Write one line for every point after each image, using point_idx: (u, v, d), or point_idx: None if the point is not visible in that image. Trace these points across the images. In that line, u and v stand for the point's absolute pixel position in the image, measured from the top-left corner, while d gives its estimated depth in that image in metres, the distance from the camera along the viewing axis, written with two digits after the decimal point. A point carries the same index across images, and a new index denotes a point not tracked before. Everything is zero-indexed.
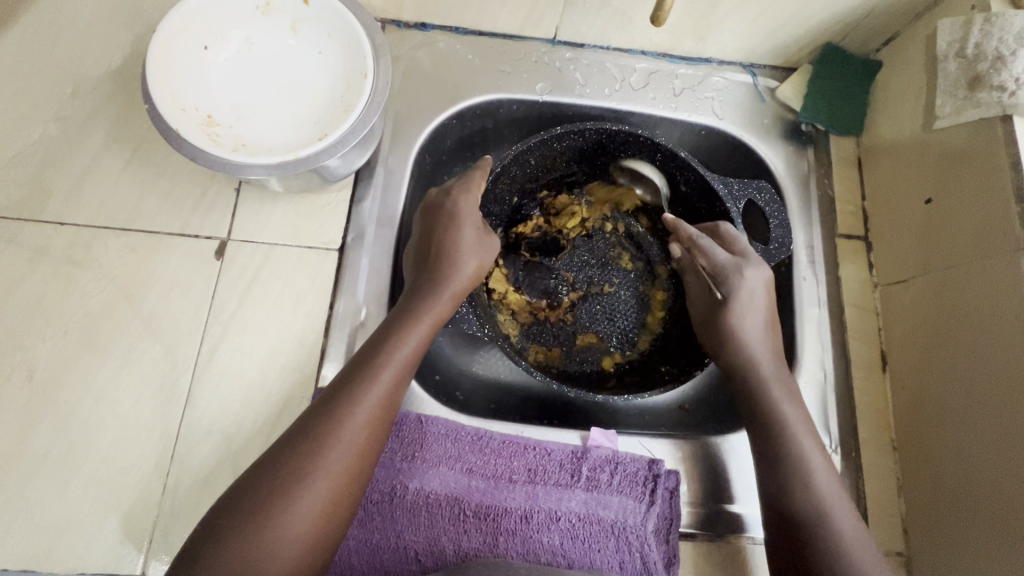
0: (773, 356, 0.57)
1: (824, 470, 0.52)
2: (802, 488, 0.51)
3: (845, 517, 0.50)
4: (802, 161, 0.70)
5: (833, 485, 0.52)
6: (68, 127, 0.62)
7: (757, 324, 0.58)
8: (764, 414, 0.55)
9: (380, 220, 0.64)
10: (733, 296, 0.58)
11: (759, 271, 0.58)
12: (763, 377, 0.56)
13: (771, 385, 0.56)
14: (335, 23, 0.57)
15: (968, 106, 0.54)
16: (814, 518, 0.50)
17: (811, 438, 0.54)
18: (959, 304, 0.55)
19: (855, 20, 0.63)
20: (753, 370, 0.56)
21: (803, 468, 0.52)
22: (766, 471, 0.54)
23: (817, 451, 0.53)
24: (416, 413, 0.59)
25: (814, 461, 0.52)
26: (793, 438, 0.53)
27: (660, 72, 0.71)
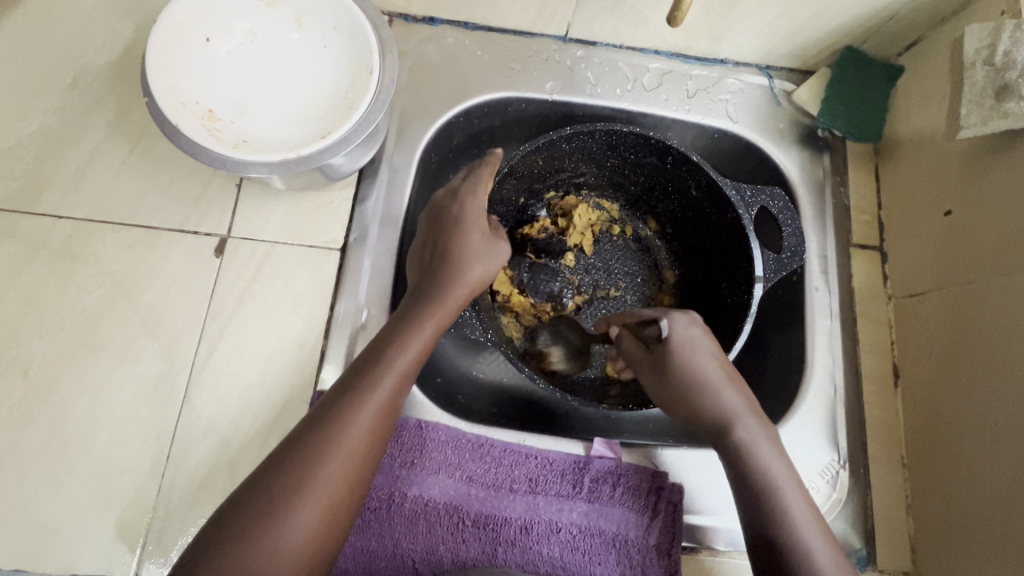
0: (750, 415, 0.52)
1: (822, 546, 0.45)
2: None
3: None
4: (817, 167, 0.68)
5: (838, 565, 0.44)
6: (67, 117, 0.61)
7: (721, 379, 0.53)
8: (747, 485, 0.49)
9: (383, 219, 0.62)
10: (680, 351, 0.54)
11: (698, 325, 0.55)
12: (740, 438, 0.50)
13: (753, 449, 0.50)
14: (341, 17, 0.55)
15: (994, 116, 0.51)
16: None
17: (803, 509, 0.47)
18: (977, 321, 0.53)
19: (878, 23, 0.61)
20: (728, 433, 0.51)
21: (800, 549, 0.45)
22: (761, 560, 0.46)
23: (813, 525, 0.46)
24: (416, 418, 0.57)
25: (811, 539, 0.45)
26: (782, 511, 0.46)
27: (674, 72, 0.69)
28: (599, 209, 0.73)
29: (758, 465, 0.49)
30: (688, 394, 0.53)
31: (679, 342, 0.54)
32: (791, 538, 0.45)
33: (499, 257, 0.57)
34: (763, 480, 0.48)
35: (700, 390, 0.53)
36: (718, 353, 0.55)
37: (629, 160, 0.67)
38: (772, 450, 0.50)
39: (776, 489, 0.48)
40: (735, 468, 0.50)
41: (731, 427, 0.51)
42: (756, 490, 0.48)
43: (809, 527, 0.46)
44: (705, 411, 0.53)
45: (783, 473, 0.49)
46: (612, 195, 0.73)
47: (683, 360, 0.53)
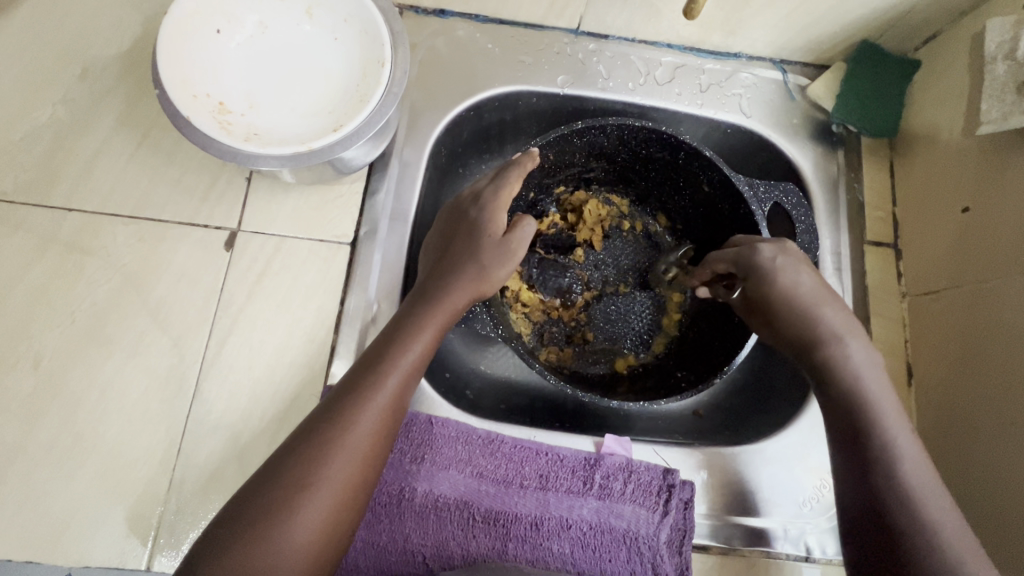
0: (848, 332, 0.49)
1: (917, 467, 0.43)
2: (893, 495, 0.42)
3: (949, 522, 0.41)
4: (831, 163, 0.67)
5: (933, 486, 0.43)
6: (76, 110, 0.61)
7: (816, 297, 0.50)
8: (840, 403, 0.47)
9: (393, 213, 0.62)
10: (776, 272, 0.51)
11: (794, 250, 0.52)
12: (834, 357, 0.48)
13: (849, 367, 0.48)
14: (352, 9, 0.55)
15: (1015, 111, 0.51)
16: (909, 530, 0.41)
17: (899, 427, 0.45)
18: (995, 319, 0.52)
19: (895, 17, 0.60)
20: (822, 350, 0.49)
21: (892, 468, 0.43)
22: (849, 474, 0.45)
23: (908, 445, 0.44)
24: (426, 413, 0.57)
25: (905, 459, 0.43)
26: (876, 432, 0.45)
27: (686, 67, 0.68)
28: (609, 204, 0.72)
29: (853, 386, 0.47)
30: (780, 312, 0.51)
31: (775, 265, 0.51)
32: (883, 458, 0.44)
33: (517, 252, 0.56)
34: (857, 399, 0.46)
35: (795, 308, 0.50)
36: (813, 274, 0.51)
37: (640, 156, 0.66)
38: (870, 368, 0.48)
39: (871, 408, 0.46)
40: (825, 386, 0.48)
41: (824, 345, 0.49)
42: (849, 408, 0.46)
43: (905, 446, 0.44)
44: (797, 329, 0.50)
45: (881, 392, 0.47)
46: (622, 190, 0.72)
47: (776, 282, 0.51)
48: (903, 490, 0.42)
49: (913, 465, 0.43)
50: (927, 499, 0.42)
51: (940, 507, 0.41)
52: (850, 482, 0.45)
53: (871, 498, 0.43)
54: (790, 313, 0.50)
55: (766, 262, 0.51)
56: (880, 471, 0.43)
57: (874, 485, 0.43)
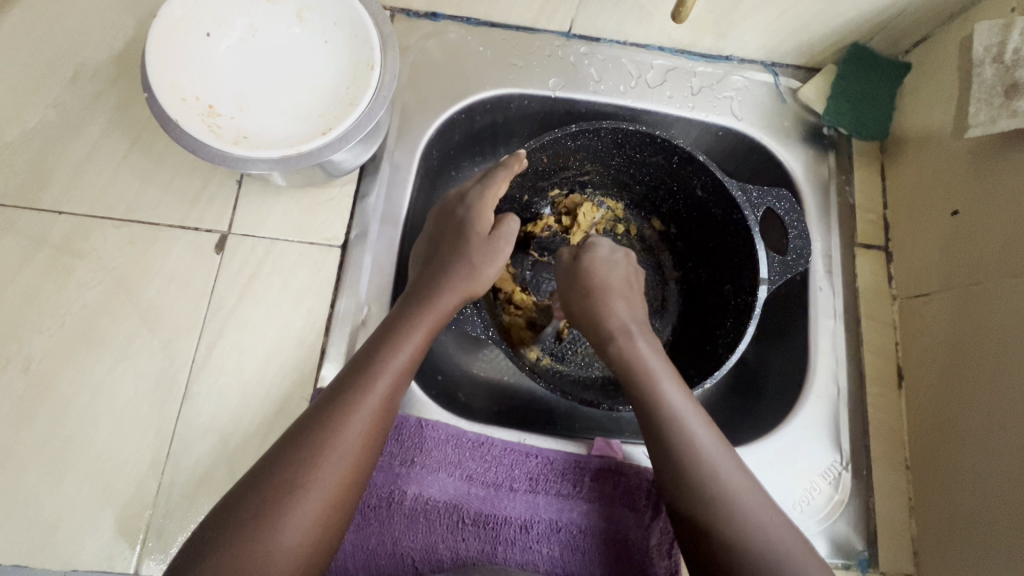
0: (633, 324, 0.53)
1: (704, 433, 0.46)
2: (687, 469, 0.44)
3: (739, 482, 0.44)
4: (822, 166, 0.67)
5: (720, 449, 0.45)
6: (68, 113, 0.61)
7: (607, 280, 0.56)
8: (632, 391, 0.49)
9: (384, 216, 0.62)
10: (584, 264, 0.57)
11: (600, 243, 0.59)
12: (623, 346, 0.51)
13: (638, 354, 0.51)
14: (342, 12, 0.55)
15: (1004, 115, 0.50)
16: (707, 500, 0.43)
17: (682, 399, 0.48)
18: (984, 323, 0.52)
19: (886, 20, 0.60)
20: (616, 342, 0.52)
21: (685, 443, 0.45)
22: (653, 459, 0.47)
23: (693, 415, 0.47)
24: (416, 416, 0.57)
25: (694, 430, 0.46)
26: (666, 410, 0.47)
27: (678, 69, 0.68)
28: (604, 208, 0.72)
29: (638, 361, 0.50)
30: (583, 307, 0.55)
31: (585, 259, 0.58)
32: (677, 433, 0.46)
33: (505, 249, 0.57)
34: (646, 383, 0.48)
35: (589, 291, 0.55)
36: (612, 267, 0.57)
37: (634, 159, 0.66)
38: (654, 352, 0.51)
39: (654, 386, 0.48)
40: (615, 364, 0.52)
41: (615, 336, 0.52)
42: (639, 395, 0.48)
43: (688, 413, 0.47)
44: (591, 319, 0.54)
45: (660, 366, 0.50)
46: (617, 194, 0.72)
47: (582, 275, 0.56)
48: (694, 461, 0.44)
49: (692, 422, 0.46)
50: (718, 464, 0.44)
51: (728, 468, 0.44)
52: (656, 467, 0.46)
53: (671, 477, 0.45)
54: (586, 298, 0.55)
55: (572, 260, 0.58)
56: (675, 447, 0.45)
57: (668, 461, 0.45)
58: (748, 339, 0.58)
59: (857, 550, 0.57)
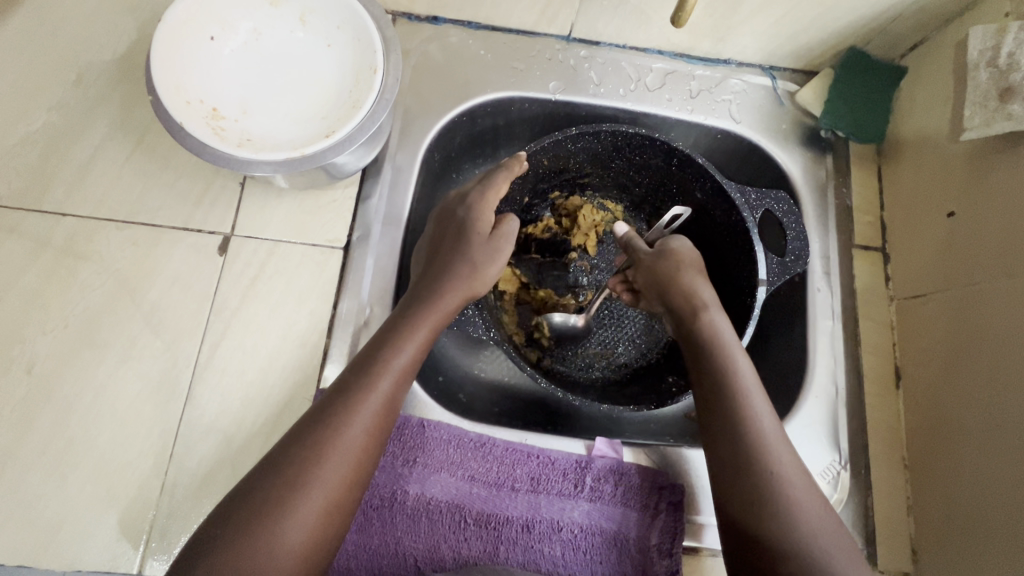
0: (718, 305, 0.54)
1: (773, 426, 0.47)
2: (755, 452, 0.45)
3: (799, 482, 0.45)
4: (819, 168, 0.68)
5: (786, 445, 0.46)
6: (71, 115, 0.61)
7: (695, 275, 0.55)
8: (713, 367, 0.50)
9: (386, 218, 0.62)
10: (667, 251, 0.57)
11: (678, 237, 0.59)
12: (711, 323, 0.52)
13: (722, 335, 0.51)
14: (345, 16, 0.55)
15: (999, 118, 0.51)
16: (767, 485, 0.44)
17: (758, 389, 0.49)
18: (980, 323, 0.53)
19: (882, 24, 0.61)
20: (702, 316, 0.52)
21: (753, 429, 0.46)
22: (713, 435, 0.48)
23: (764, 405, 0.48)
24: (418, 417, 0.57)
25: (765, 421, 0.47)
26: (743, 395, 0.48)
27: (677, 72, 0.69)
28: (605, 210, 0.73)
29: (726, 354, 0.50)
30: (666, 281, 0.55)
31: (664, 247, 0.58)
32: (747, 419, 0.47)
33: (504, 249, 0.58)
34: (726, 363, 0.49)
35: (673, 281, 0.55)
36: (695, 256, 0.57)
37: (634, 162, 0.67)
38: (735, 337, 0.52)
39: (737, 383, 0.49)
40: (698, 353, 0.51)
41: (704, 311, 0.53)
42: (718, 372, 0.49)
43: (765, 417, 0.47)
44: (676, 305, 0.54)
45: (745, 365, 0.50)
46: (617, 196, 0.73)
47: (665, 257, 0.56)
48: (763, 447, 0.46)
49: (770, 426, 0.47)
50: (789, 462, 0.45)
51: (792, 464, 0.45)
52: (716, 442, 0.48)
53: (742, 470, 0.45)
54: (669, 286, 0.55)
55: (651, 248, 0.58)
56: (745, 429, 0.46)
57: (736, 440, 0.46)
58: (747, 340, 0.58)
59: (856, 548, 0.58)
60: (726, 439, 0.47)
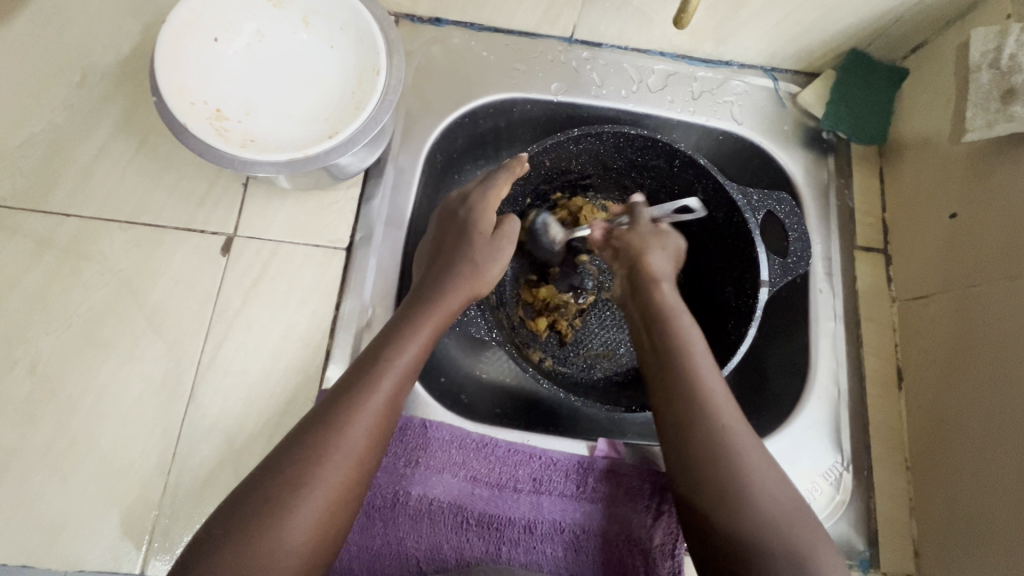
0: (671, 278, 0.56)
1: (717, 384, 0.48)
2: (698, 410, 0.46)
3: (745, 438, 0.45)
4: (821, 170, 0.68)
5: (732, 404, 0.47)
6: (75, 116, 0.61)
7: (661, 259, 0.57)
8: (661, 333, 0.51)
9: (389, 219, 0.62)
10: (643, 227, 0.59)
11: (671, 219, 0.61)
12: (663, 292, 0.54)
13: (672, 302, 0.53)
14: (348, 17, 0.56)
15: (1000, 120, 0.51)
16: (710, 441, 0.44)
17: (705, 352, 0.50)
18: (981, 324, 0.53)
19: (883, 25, 0.61)
20: (655, 287, 0.54)
21: (698, 388, 0.47)
22: (659, 398, 0.49)
23: (711, 367, 0.49)
24: (420, 418, 0.57)
25: (710, 380, 0.47)
26: (688, 357, 0.49)
27: (679, 74, 0.69)
28: (607, 211, 0.72)
29: (674, 326, 0.51)
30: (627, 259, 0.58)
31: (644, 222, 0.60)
32: (692, 379, 0.47)
33: (507, 248, 0.58)
34: (674, 328, 0.51)
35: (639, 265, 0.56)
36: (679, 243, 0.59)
37: (636, 163, 0.67)
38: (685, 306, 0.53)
39: (685, 352, 0.49)
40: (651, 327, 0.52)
41: (656, 281, 0.55)
42: (666, 337, 0.51)
43: (714, 383, 0.47)
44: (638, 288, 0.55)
45: (693, 335, 0.50)
46: (619, 197, 0.72)
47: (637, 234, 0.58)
48: (707, 405, 0.46)
49: (718, 391, 0.47)
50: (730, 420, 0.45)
51: (736, 420, 0.45)
52: (661, 405, 0.48)
53: (688, 434, 0.45)
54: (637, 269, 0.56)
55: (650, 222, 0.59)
56: (688, 390, 0.47)
57: (679, 401, 0.47)
58: (749, 341, 0.58)
59: (859, 550, 0.58)
60: (670, 401, 0.47)
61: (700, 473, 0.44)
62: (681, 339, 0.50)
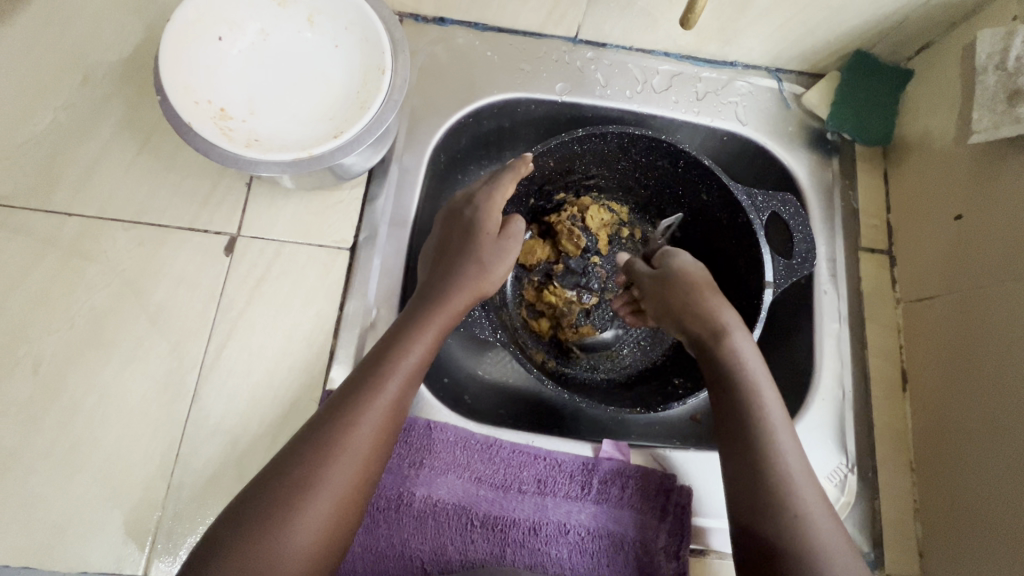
0: (742, 329, 0.51)
1: (788, 433, 0.45)
2: (786, 501, 0.42)
3: (831, 534, 0.42)
4: (826, 171, 0.68)
5: (817, 492, 0.43)
6: (78, 115, 0.61)
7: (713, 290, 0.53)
8: (739, 401, 0.46)
9: (393, 219, 0.62)
10: (675, 271, 0.55)
11: (677, 252, 0.58)
12: (734, 350, 0.49)
13: (747, 362, 0.48)
14: (353, 17, 0.55)
15: (1006, 121, 0.51)
16: (800, 540, 0.41)
17: (786, 426, 0.46)
18: (987, 326, 0.53)
19: (888, 27, 0.61)
20: (724, 343, 0.49)
21: (782, 474, 0.43)
22: (738, 475, 0.45)
23: (793, 445, 0.45)
24: (424, 418, 0.57)
25: (794, 465, 0.44)
26: (771, 437, 0.45)
27: (683, 75, 0.69)
28: (610, 211, 0.73)
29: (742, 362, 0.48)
30: (681, 304, 0.53)
31: (673, 265, 0.56)
32: (777, 463, 0.44)
33: (513, 248, 0.58)
34: (756, 398, 0.46)
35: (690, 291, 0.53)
36: (701, 271, 0.55)
37: (640, 164, 0.67)
38: (762, 366, 0.49)
39: (755, 392, 0.47)
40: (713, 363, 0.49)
41: (727, 337, 0.50)
42: (746, 406, 0.46)
43: (783, 430, 0.45)
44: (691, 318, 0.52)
45: (763, 374, 0.48)
46: (622, 198, 0.73)
47: (676, 279, 0.54)
48: (794, 494, 0.42)
49: (787, 437, 0.45)
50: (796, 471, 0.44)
51: (825, 515, 0.42)
52: (741, 484, 0.44)
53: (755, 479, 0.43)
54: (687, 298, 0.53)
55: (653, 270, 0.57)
56: (769, 473, 0.43)
57: (763, 486, 0.43)
58: (754, 342, 0.58)
59: (864, 552, 0.58)
60: (754, 484, 0.43)
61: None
62: (751, 379, 0.47)
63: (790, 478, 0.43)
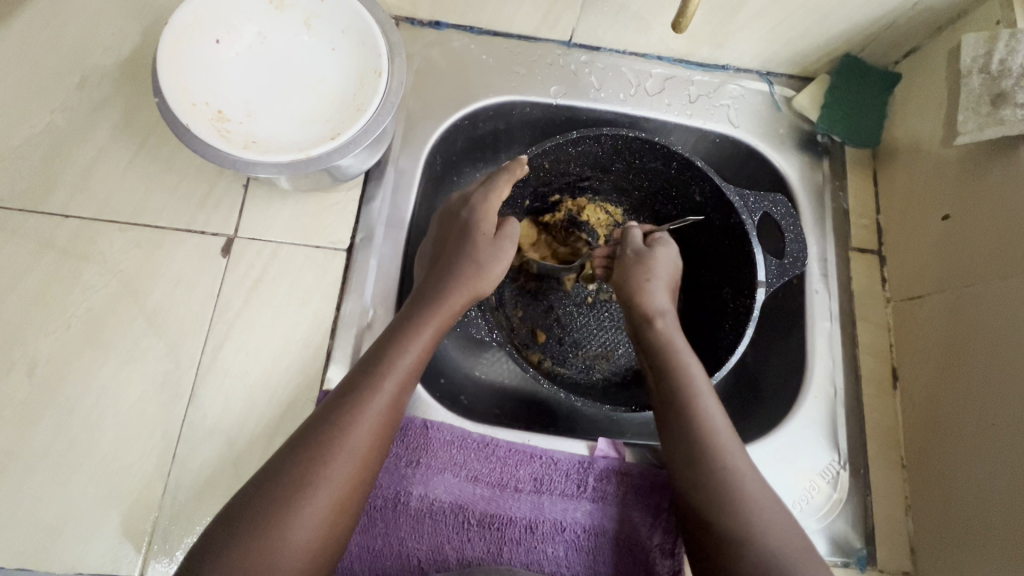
0: (674, 314, 0.56)
1: (706, 389, 0.50)
2: (710, 455, 0.46)
3: (752, 478, 0.46)
4: (816, 171, 0.69)
5: (743, 451, 0.47)
6: (75, 117, 0.61)
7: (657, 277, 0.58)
8: (666, 377, 0.51)
9: (390, 220, 0.63)
10: (648, 255, 0.58)
11: (669, 242, 0.60)
12: (665, 331, 0.54)
13: (675, 340, 0.53)
14: (350, 20, 0.56)
15: (991, 123, 0.52)
16: (724, 488, 0.45)
17: (710, 392, 0.50)
18: (974, 323, 0.54)
19: (876, 31, 0.63)
20: (657, 325, 0.55)
21: (707, 432, 0.47)
22: (670, 443, 0.49)
23: (717, 410, 0.49)
24: (421, 418, 0.58)
25: (721, 429, 0.48)
26: (697, 405, 0.49)
27: (676, 78, 0.70)
28: (605, 212, 0.73)
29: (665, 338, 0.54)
30: (627, 291, 0.57)
31: (650, 250, 0.59)
32: (701, 423, 0.48)
33: (509, 248, 0.59)
34: (681, 370, 0.51)
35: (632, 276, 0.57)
36: (674, 267, 0.59)
37: (634, 166, 0.67)
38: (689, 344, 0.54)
39: (677, 359, 0.52)
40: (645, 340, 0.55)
41: (658, 319, 0.55)
42: (669, 376, 0.51)
43: (706, 391, 0.50)
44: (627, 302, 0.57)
45: (684, 344, 0.53)
46: (617, 199, 0.73)
47: (644, 263, 0.57)
48: (719, 448, 0.47)
49: (709, 397, 0.50)
50: (716, 420, 0.48)
51: (746, 464, 0.46)
52: (673, 444, 0.49)
53: (679, 434, 0.48)
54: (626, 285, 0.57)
55: (639, 247, 0.59)
56: (695, 426, 0.48)
57: (688, 442, 0.48)
58: (747, 341, 0.59)
59: (856, 548, 0.58)
60: (682, 442, 0.48)
61: (713, 509, 0.44)
62: (673, 348, 0.53)
63: (716, 441, 0.47)
